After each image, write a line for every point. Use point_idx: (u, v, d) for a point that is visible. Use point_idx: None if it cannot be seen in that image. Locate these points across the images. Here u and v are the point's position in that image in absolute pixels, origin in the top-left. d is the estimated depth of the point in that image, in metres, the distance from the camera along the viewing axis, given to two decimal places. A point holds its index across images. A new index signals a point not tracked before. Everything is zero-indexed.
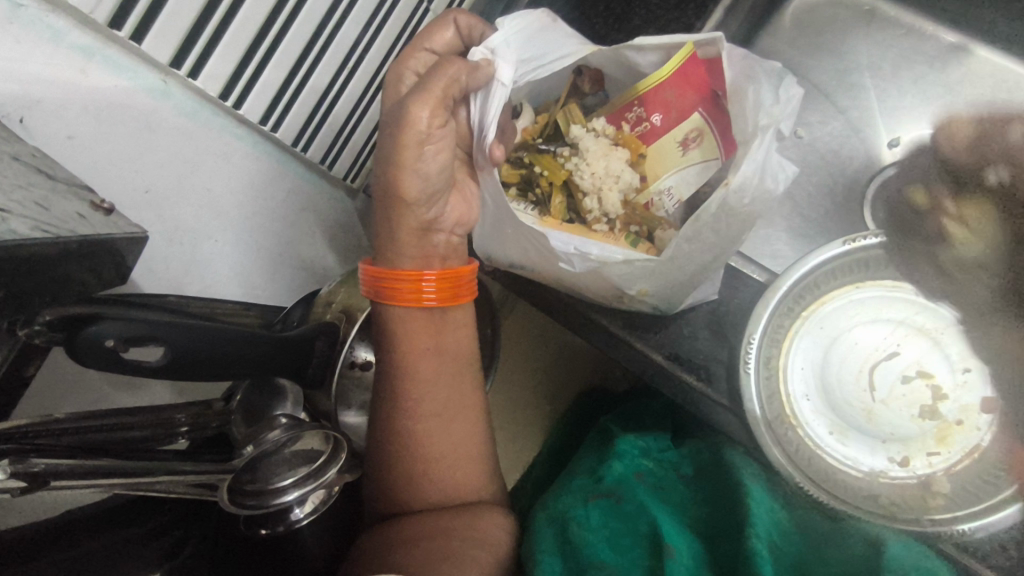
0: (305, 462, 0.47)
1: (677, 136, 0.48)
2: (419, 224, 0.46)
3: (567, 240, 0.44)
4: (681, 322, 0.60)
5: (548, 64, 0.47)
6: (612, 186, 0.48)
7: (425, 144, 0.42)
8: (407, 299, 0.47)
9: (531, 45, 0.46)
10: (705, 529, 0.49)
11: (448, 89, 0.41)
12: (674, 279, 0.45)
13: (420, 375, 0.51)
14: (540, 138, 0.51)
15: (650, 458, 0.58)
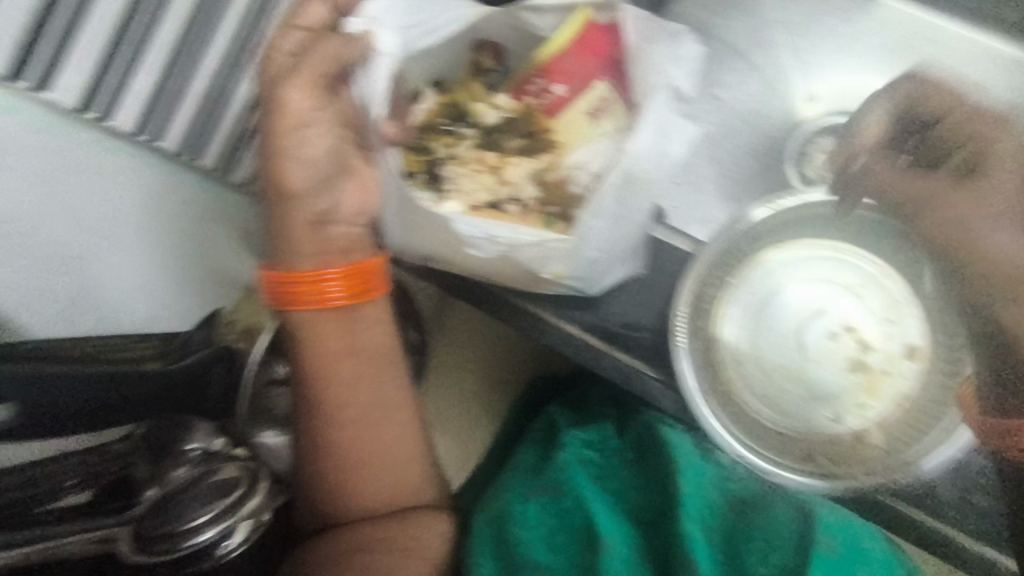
0: (220, 493, 0.45)
1: (583, 108, 0.45)
2: (312, 217, 0.43)
3: (474, 226, 0.42)
4: (610, 301, 0.59)
5: (440, 28, 0.46)
6: (524, 162, 0.46)
7: (304, 127, 0.41)
8: (310, 299, 0.44)
9: (416, 13, 0.45)
10: (644, 517, 0.57)
11: (324, 64, 0.40)
12: (588, 258, 0.42)
13: (334, 379, 0.47)
14: (443, 120, 0.48)
15: (593, 449, 0.63)
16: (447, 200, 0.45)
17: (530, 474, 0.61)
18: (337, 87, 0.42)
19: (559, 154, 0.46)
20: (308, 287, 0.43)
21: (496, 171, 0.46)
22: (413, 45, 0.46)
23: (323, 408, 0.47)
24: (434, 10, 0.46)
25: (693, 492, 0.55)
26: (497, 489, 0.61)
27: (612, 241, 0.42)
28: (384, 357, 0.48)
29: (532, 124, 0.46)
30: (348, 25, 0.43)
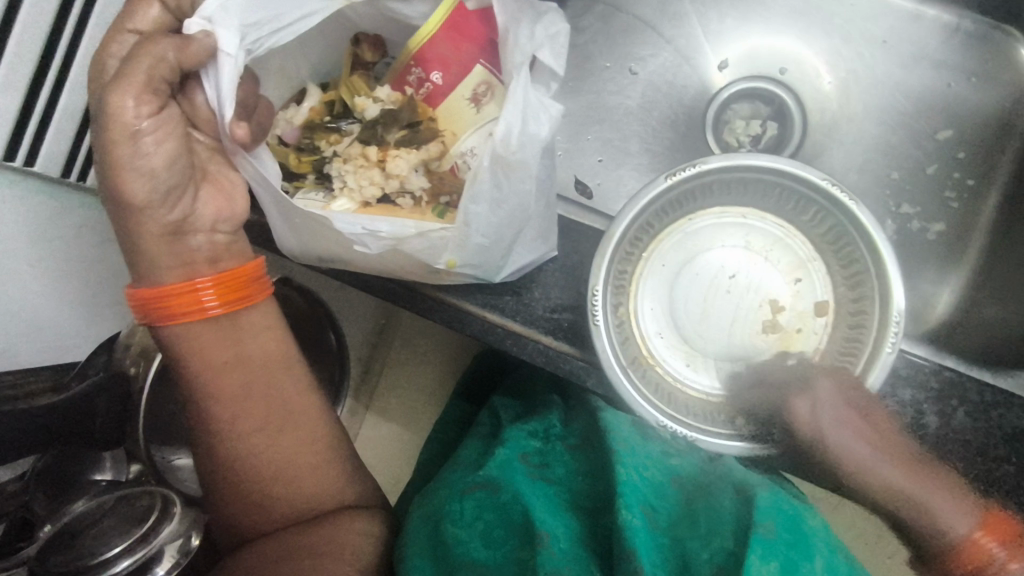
0: (135, 524, 0.51)
1: (465, 93, 0.45)
2: (165, 229, 0.46)
3: (353, 220, 0.42)
4: (532, 287, 0.59)
5: (291, 25, 0.44)
6: (409, 155, 0.45)
7: (139, 136, 0.41)
8: (186, 310, 0.47)
9: (260, 9, 0.42)
10: (588, 505, 0.53)
11: (156, 71, 0.40)
12: (478, 244, 0.43)
13: (226, 392, 0.51)
14: (326, 119, 0.47)
15: (537, 440, 0.62)
16: (338, 199, 0.45)
17: (469, 469, 0.59)
18: (168, 93, 0.42)
19: (446, 142, 0.45)
20: (180, 299, 0.46)
21: (382, 165, 0.45)
22: (258, 46, 0.43)
23: (223, 417, 0.51)
24: (283, 7, 0.43)
25: (632, 478, 0.48)
26: (435, 487, 0.59)
27: (496, 224, 0.42)
28: (277, 362, 0.52)
29: (415, 114, 0.46)
30: (185, 32, 0.41)
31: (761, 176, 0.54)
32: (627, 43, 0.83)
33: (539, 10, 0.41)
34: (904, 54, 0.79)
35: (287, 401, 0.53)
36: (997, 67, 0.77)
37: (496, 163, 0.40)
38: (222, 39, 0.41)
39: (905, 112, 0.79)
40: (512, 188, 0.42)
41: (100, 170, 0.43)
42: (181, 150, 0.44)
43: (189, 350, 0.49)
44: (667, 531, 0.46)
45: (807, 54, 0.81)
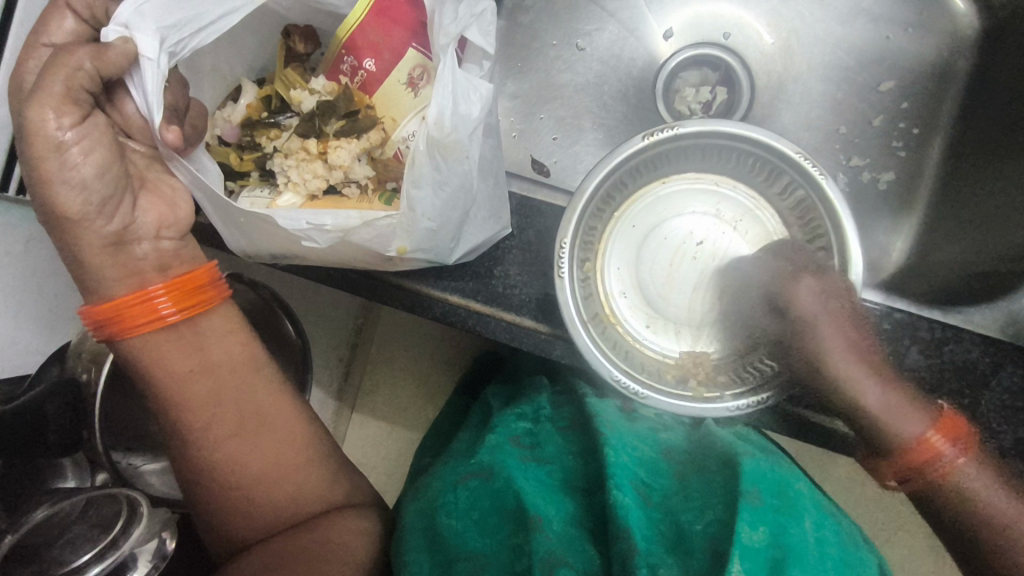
0: (102, 530, 0.52)
1: (400, 78, 0.45)
2: (106, 240, 0.45)
3: (297, 216, 0.42)
4: (493, 264, 0.59)
5: (212, 25, 0.44)
6: (348, 143, 0.45)
7: (65, 147, 0.41)
8: (140, 320, 0.46)
9: (177, 9, 0.42)
10: (584, 485, 0.55)
11: (74, 81, 0.40)
12: (426, 228, 0.42)
13: (194, 398, 0.50)
14: (264, 114, 0.47)
15: (527, 421, 0.63)
16: (284, 194, 0.45)
17: (461, 458, 0.59)
18: (91, 102, 0.42)
19: (386, 128, 0.46)
20: (134, 310, 0.46)
21: (324, 157, 0.45)
22: (181, 47, 0.43)
23: (193, 421, 0.50)
24: (201, 7, 0.43)
25: (621, 459, 0.52)
26: (427, 480, 0.59)
27: (441, 206, 0.42)
28: (243, 363, 0.52)
29: (352, 103, 0.45)
30: (103, 40, 0.41)
31: (731, 144, 0.55)
32: (572, 20, 0.84)
33: None
34: (842, 10, 0.80)
35: (258, 400, 0.52)
36: (932, 16, 0.78)
37: (432, 147, 0.40)
38: (141, 44, 0.41)
39: (847, 67, 0.80)
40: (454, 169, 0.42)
41: (30, 184, 0.42)
42: (113, 158, 0.43)
43: (146, 361, 0.48)
44: (657, 511, 0.50)
45: (748, 17, 0.82)
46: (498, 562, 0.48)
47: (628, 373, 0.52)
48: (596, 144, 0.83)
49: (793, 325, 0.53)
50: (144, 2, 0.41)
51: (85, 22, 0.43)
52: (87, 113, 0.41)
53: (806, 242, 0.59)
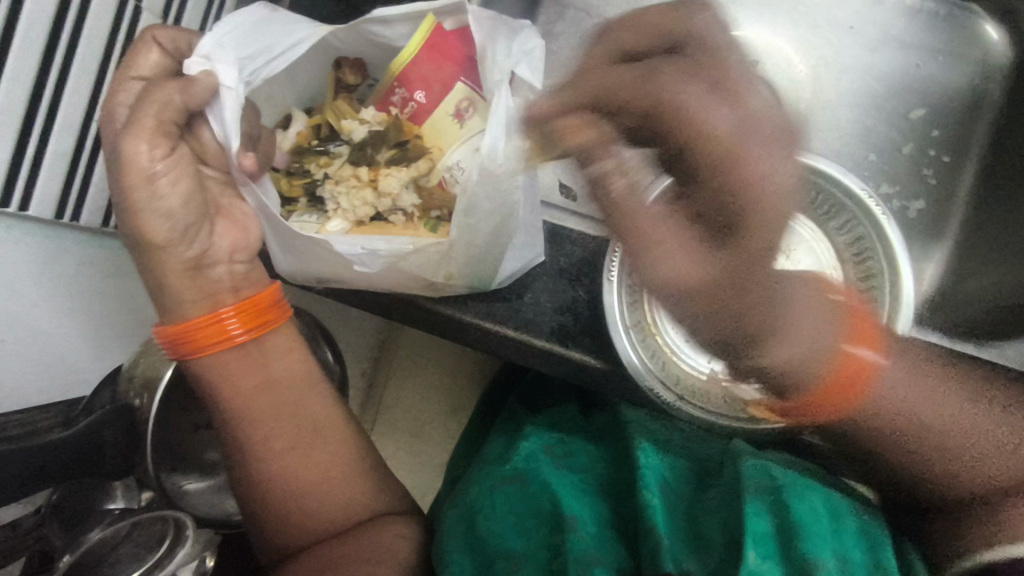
0: (150, 547, 0.55)
1: (449, 109, 0.46)
2: (185, 264, 0.47)
3: (352, 241, 0.43)
4: (534, 290, 0.60)
5: (282, 54, 0.45)
6: (396, 172, 0.46)
7: (155, 177, 0.43)
8: (212, 339, 0.48)
9: (252, 41, 0.44)
10: (614, 491, 0.55)
11: (164, 113, 0.42)
12: (471, 256, 0.43)
13: (253, 415, 0.52)
14: (316, 142, 0.49)
15: (557, 430, 0.65)
16: (333, 220, 0.46)
17: (494, 464, 0.60)
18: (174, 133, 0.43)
19: (434, 157, 0.47)
20: (207, 328, 0.48)
21: (374, 185, 0.46)
22: (255, 77, 0.45)
23: (250, 436, 0.51)
24: (273, 39, 0.45)
25: (648, 461, 0.54)
26: (461, 491, 0.59)
27: (486, 235, 0.43)
28: (299, 383, 0.53)
29: (401, 134, 0.46)
30: (186, 72, 0.42)
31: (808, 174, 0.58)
32: (601, 47, 0.85)
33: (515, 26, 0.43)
34: (872, 38, 0.81)
35: (313, 415, 0.53)
36: (963, 45, 0.79)
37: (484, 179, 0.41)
38: (220, 73, 0.43)
39: (879, 94, 0.81)
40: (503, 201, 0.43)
41: (117, 210, 0.44)
42: (196, 189, 0.45)
43: (211, 379, 0.50)
44: (679, 509, 0.51)
45: (779, 43, 0.82)
46: (536, 559, 0.47)
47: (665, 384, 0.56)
48: None
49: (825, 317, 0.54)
50: (222, 37, 0.43)
51: (168, 54, 0.45)
52: (172, 147, 0.44)
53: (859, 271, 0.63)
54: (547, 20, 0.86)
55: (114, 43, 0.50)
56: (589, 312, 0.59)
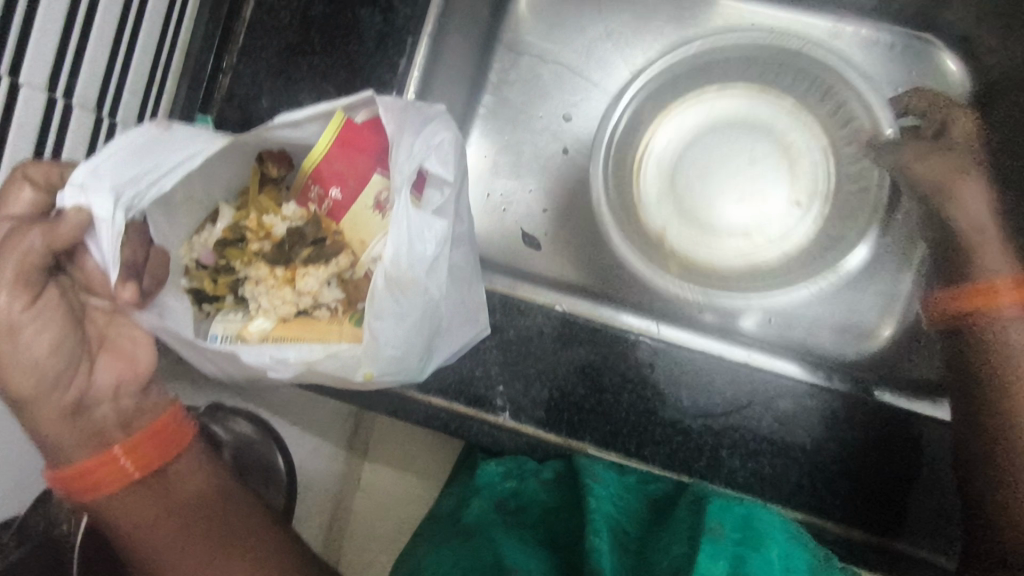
0: None
1: (368, 201, 0.46)
2: (64, 410, 0.49)
3: (260, 353, 0.42)
4: (472, 363, 0.61)
5: (178, 173, 0.40)
6: (315, 272, 0.45)
7: (15, 329, 0.46)
8: (105, 480, 0.49)
9: (138, 165, 0.38)
10: (564, 544, 0.57)
11: (25, 261, 0.44)
12: (391, 355, 0.42)
13: (160, 546, 0.51)
14: (235, 239, 0.48)
15: (513, 478, 0.62)
16: (256, 319, 0.46)
17: (450, 514, 0.61)
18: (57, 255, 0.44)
19: (357, 249, 0.47)
20: (92, 471, 0.49)
21: (292, 284, 0.46)
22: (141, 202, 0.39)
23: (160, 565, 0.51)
24: (165, 157, 0.39)
25: (602, 505, 0.55)
26: (413, 544, 0.61)
27: (405, 335, 0.42)
28: (209, 498, 0.53)
29: (320, 230, 0.46)
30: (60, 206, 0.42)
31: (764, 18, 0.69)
32: (558, 92, 0.84)
33: (419, 121, 0.42)
34: None
35: (228, 532, 0.53)
36: (926, 78, 0.77)
37: (390, 283, 0.39)
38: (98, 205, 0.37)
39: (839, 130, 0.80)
40: (412, 301, 0.41)
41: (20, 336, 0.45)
42: (66, 332, 0.49)
43: (123, 505, 0.50)
44: (626, 555, 0.52)
45: (735, 84, 0.82)
46: None
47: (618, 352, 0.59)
48: (588, 215, 0.84)
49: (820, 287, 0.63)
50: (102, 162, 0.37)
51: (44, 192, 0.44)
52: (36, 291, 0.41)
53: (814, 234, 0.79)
54: (501, 67, 0.85)
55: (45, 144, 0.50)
56: (557, 384, 0.60)
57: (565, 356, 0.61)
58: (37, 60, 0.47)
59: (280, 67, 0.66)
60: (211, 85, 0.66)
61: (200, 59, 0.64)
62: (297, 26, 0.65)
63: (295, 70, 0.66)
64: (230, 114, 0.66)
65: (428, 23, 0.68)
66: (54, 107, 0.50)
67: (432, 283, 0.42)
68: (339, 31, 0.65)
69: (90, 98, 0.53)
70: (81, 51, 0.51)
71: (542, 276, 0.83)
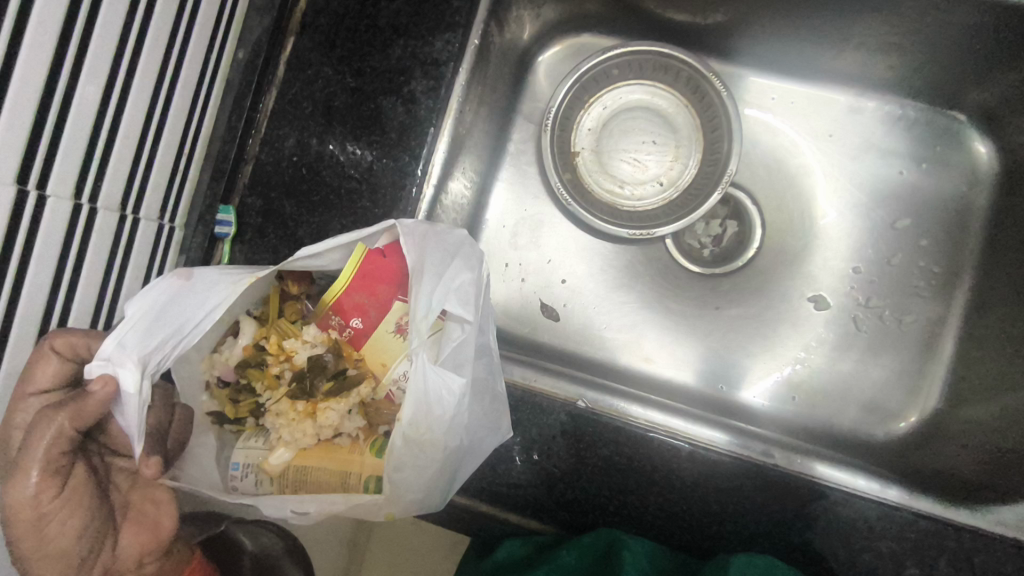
0: None
1: (390, 325, 0.46)
2: None
3: (281, 503, 0.42)
4: (493, 462, 0.61)
5: (195, 327, 0.42)
6: (334, 403, 0.45)
7: None
8: None
9: (159, 328, 0.40)
10: None
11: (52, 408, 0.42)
12: (413, 499, 0.43)
13: None
14: (256, 361, 0.47)
15: (532, 544, 0.60)
16: (276, 450, 0.45)
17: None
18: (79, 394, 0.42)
19: (377, 373, 0.47)
20: None
21: (312, 417, 0.45)
22: (160, 364, 0.41)
23: None
24: (184, 316, 0.41)
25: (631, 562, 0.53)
26: None
27: (426, 484, 0.43)
28: None
29: (340, 360, 0.46)
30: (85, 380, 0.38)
31: (674, 65, 0.79)
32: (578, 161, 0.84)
33: (443, 260, 0.44)
34: (852, 146, 0.80)
35: None
36: (952, 154, 0.77)
37: (409, 444, 0.41)
38: (122, 380, 0.38)
39: (863, 203, 0.80)
40: (433, 450, 0.42)
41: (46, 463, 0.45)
42: None
43: None
44: None
45: (755, 156, 0.82)
46: None
47: (531, 391, 0.62)
48: (605, 284, 0.82)
49: (699, 325, 0.81)
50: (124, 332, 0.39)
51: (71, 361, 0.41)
52: (72, 468, 0.37)
53: (705, 163, 0.81)
54: (520, 140, 0.84)
55: (69, 254, 0.50)
56: (582, 487, 0.60)
57: (581, 444, 0.60)
58: (65, 173, 0.48)
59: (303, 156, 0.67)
60: (234, 174, 0.67)
61: (223, 148, 0.66)
62: (319, 116, 0.66)
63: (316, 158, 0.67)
64: (251, 202, 0.67)
65: (451, 113, 0.66)
66: (80, 213, 0.50)
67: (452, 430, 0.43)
68: (363, 119, 0.66)
69: (115, 198, 0.54)
70: (107, 155, 0.52)
71: (562, 348, 0.81)
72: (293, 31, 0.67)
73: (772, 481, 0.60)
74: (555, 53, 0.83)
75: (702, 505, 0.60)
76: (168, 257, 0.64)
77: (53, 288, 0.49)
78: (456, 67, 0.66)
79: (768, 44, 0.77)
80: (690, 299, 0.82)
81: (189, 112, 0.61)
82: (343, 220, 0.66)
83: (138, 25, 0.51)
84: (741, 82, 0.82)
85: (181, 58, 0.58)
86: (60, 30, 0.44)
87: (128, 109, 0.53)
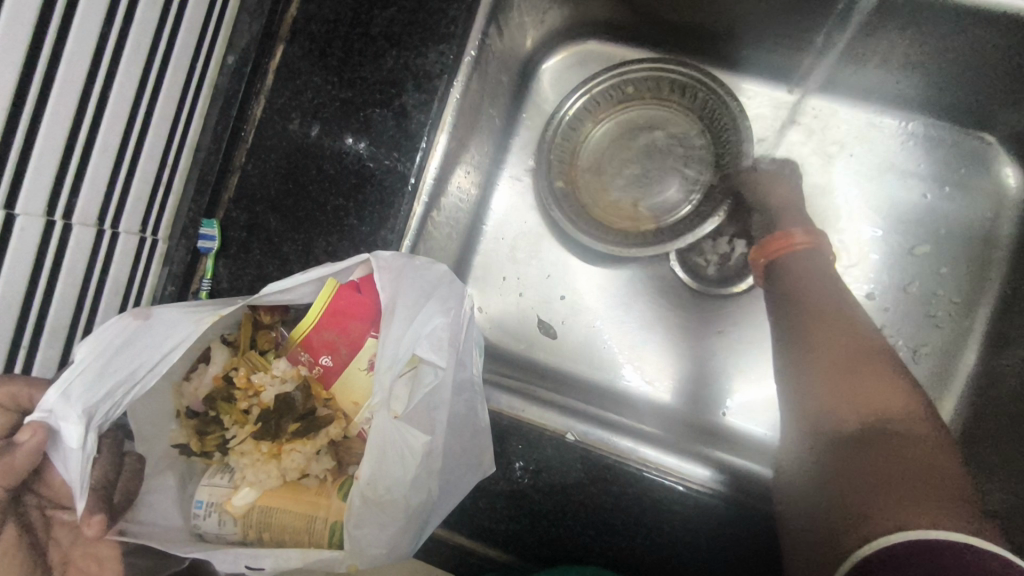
0: None
1: (362, 362, 0.45)
2: None
3: (234, 557, 0.40)
4: (478, 495, 0.59)
5: (148, 372, 0.42)
6: (299, 445, 0.43)
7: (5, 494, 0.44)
8: None
9: (109, 375, 0.40)
10: None
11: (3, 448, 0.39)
12: (376, 554, 0.42)
13: None
14: (224, 394, 0.45)
15: None
16: (240, 488, 0.43)
17: None
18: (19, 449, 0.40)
19: (348, 412, 0.46)
20: None
21: (278, 458, 0.43)
22: (109, 413, 0.41)
23: None
24: (138, 359, 0.41)
25: None
26: None
27: (391, 537, 0.42)
28: None
29: (309, 399, 0.45)
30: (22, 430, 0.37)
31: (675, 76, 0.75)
32: (582, 172, 0.81)
33: (415, 301, 0.43)
34: (870, 167, 0.76)
35: None
36: (977, 177, 0.74)
37: (370, 501, 0.40)
38: (66, 432, 0.38)
39: (880, 225, 0.76)
40: (396, 504, 0.41)
41: None
42: None
43: None
44: None
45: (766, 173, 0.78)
46: None
47: (515, 418, 0.60)
48: (604, 302, 0.79)
49: (703, 348, 0.78)
50: (70, 380, 0.38)
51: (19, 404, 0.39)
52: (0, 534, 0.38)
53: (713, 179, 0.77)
54: (522, 150, 0.81)
55: (41, 274, 0.48)
56: (567, 524, 0.58)
57: (570, 481, 0.58)
58: (36, 190, 0.45)
59: (290, 169, 0.64)
60: (220, 186, 0.65)
61: (210, 158, 0.64)
62: (308, 127, 0.64)
63: (302, 169, 0.64)
64: (236, 215, 0.65)
65: (444, 127, 0.63)
66: (52, 229, 0.48)
67: (414, 484, 0.42)
68: (353, 130, 0.63)
69: (92, 213, 0.51)
70: (83, 170, 0.49)
71: (558, 367, 0.78)
72: (283, 38, 0.65)
73: (765, 527, 0.58)
74: (560, 60, 0.80)
75: (696, 556, 0.57)
76: (152, 270, 0.62)
77: (22, 312, 0.47)
78: (450, 78, 0.63)
79: (786, 57, 0.73)
80: (693, 316, 0.79)
81: (173, 122, 0.59)
82: (329, 238, 0.63)
83: (115, 34, 0.48)
84: (769, 97, 0.77)
85: (165, 67, 0.55)
86: (26, 43, 0.42)
87: (106, 119, 0.50)
